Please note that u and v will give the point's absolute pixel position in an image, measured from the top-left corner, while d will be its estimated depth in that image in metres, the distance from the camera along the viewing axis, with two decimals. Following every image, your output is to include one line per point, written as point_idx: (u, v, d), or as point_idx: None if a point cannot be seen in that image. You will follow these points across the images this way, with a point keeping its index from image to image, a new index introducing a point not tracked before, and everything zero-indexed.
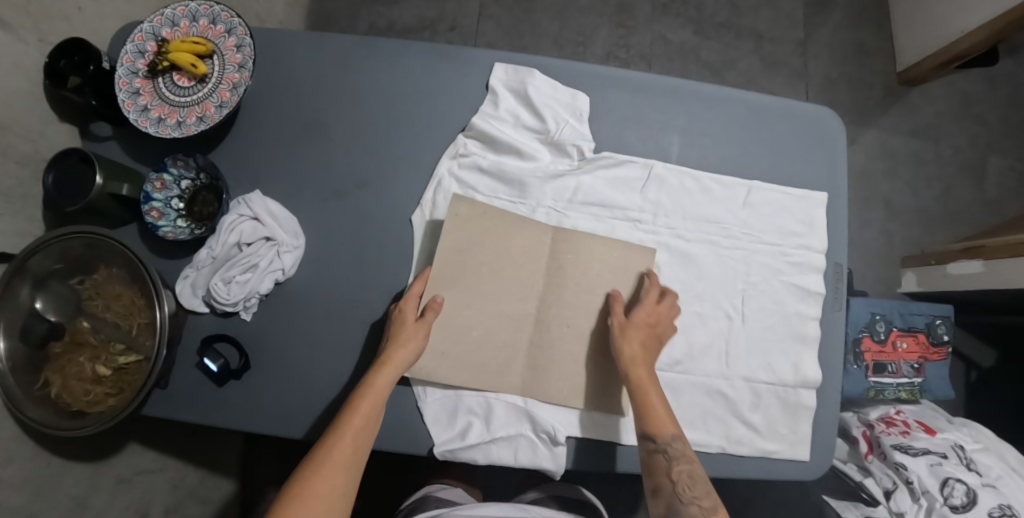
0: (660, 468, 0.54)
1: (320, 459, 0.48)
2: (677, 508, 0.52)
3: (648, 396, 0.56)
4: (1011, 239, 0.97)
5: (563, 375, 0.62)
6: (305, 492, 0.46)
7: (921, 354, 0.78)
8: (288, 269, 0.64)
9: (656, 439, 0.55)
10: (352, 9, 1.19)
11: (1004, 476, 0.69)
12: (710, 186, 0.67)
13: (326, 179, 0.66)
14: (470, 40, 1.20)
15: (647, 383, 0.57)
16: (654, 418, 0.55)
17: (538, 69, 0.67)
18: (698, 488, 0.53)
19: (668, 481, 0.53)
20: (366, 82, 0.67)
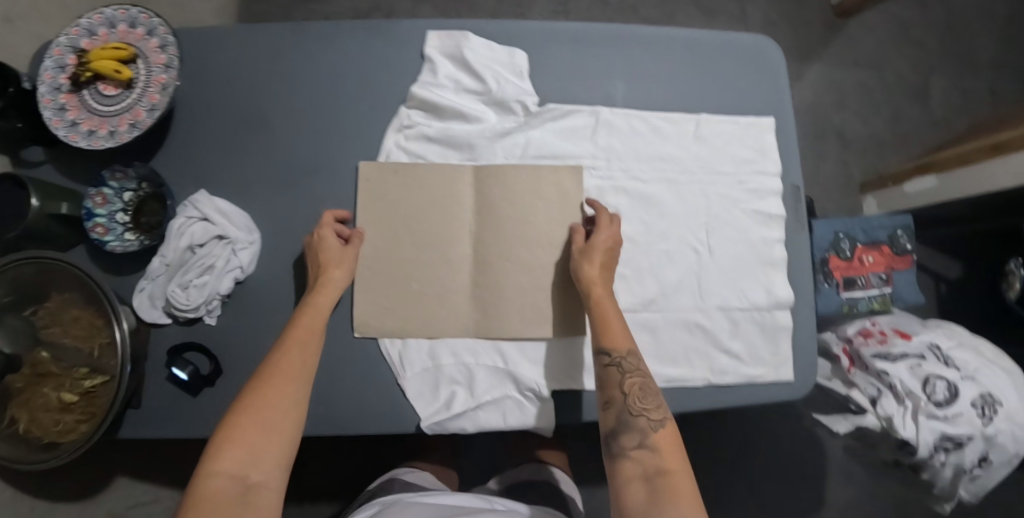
0: (613, 382, 0.53)
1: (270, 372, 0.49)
2: (625, 418, 0.51)
3: (605, 313, 0.56)
4: (961, 151, 1.02)
5: (537, 328, 0.62)
6: (257, 402, 0.47)
7: (888, 265, 0.80)
8: (247, 266, 0.63)
9: (612, 353, 0.54)
10: (284, 9, 1.17)
11: (982, 367, 0.71)
12: (659, 125, 0.68)
13: (273, 171, 0.65)
14: None
15: (605, 303, 0.56)
16: (610, 333, 0.54)
17: (471, 31, 0.67)
18: (648, 400, 0.52)
19: (619, 394, 0.52)
20: (300, 68, 0.66)
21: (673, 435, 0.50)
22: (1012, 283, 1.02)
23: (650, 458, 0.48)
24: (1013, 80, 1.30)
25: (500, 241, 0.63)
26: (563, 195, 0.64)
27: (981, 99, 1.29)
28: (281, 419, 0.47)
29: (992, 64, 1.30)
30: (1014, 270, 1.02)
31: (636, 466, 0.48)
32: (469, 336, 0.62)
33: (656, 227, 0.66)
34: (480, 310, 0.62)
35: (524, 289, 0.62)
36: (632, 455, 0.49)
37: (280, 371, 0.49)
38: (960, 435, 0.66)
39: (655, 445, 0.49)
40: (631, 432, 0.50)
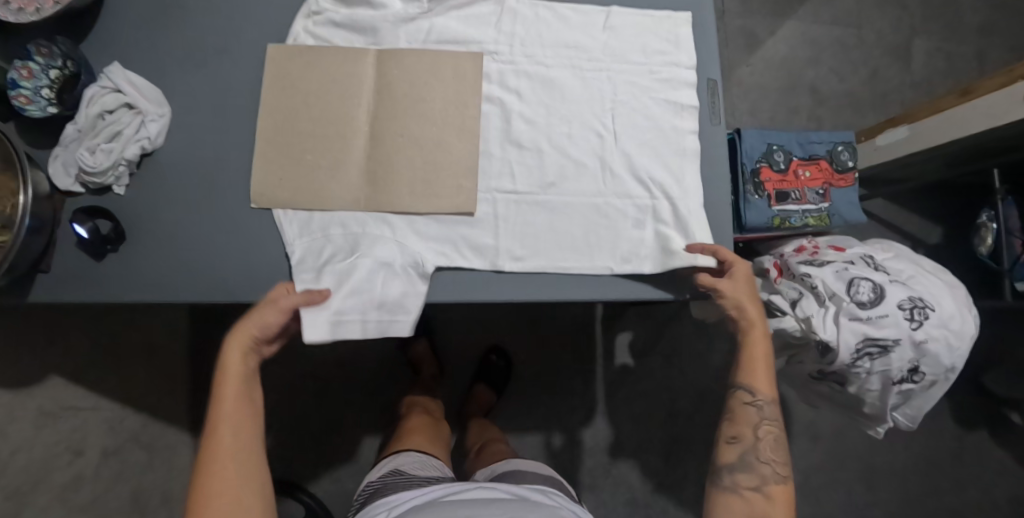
0: (749, 422, 0.62)
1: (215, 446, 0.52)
2: (747, 459, 0.60)
3: (755, 356, 0.62)
4: (936, 102, 1.01)
5: (428, 201, 0.62)
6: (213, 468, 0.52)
7: (825, 181, 0.76)
8: (155, 139, 0.65)
9: (755, 397, 0.62)
10: None
11: (916, 275, 0.65)
12: (566, 14, 0.68)
13: (185, 50, 0.67)
14: None
15: (760, 347, 0.62)
16: (758, 381, 0.62)
17: None
18: (777, 453, 0.61)
19: (752, 435, 0.61)
20: None
21: (788, 491, 0.59)
22: (985, 237, 1.00)
23: (761, 503, 0.58)
24: (997, 48, 1.27)
25: (397, 117, 0.64)
26: (458, 79, 0.65)
27: (966, 63, 1.26)
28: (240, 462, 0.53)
29: (980, 28, 1.27)
30: (986, 223, 1.00)
31: (744, 503, 0.58)
32: (355, 210, 0.62)
33: (557, 109, 0.65)
34: (372, 182, 0.63)
35: (416, 163, 0.63)
36: (745, 493, 0.59)
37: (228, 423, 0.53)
38: (884, 338, 0.60)
39: (770, 494, 0.58)
40: (752, 474, 0.60)
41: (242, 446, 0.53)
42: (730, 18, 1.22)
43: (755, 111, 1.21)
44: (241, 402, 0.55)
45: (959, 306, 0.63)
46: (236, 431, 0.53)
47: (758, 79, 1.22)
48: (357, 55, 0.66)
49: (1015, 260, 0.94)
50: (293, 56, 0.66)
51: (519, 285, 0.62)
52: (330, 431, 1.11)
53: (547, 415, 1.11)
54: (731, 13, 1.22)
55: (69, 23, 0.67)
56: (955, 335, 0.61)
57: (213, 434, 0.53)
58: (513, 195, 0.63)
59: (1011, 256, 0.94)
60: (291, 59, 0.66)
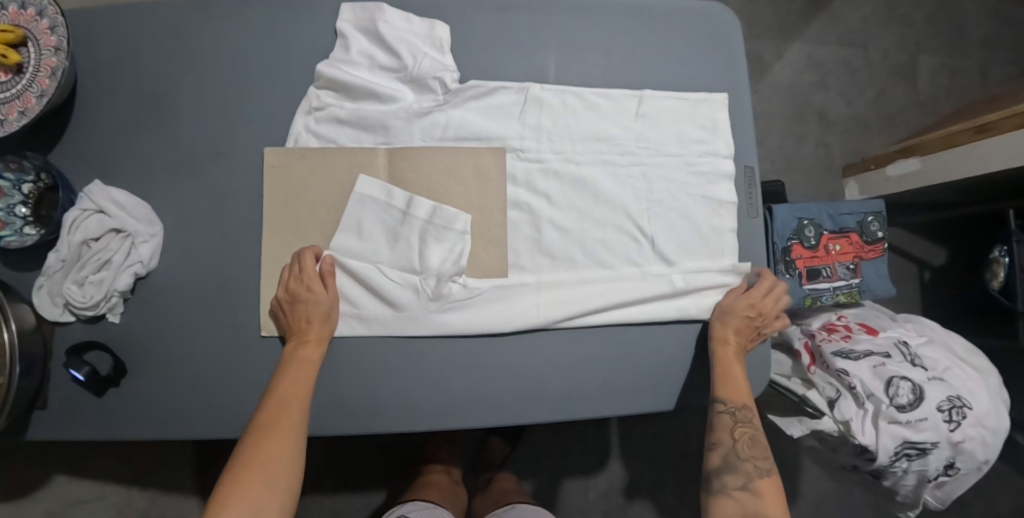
0: (726, 427, 0.57)
1: (262, 435, 0.50)
2: (731, 460, 0.56)
3: (731, 368, 0.58)
4: (946, 133, 0.94)
5: (464, 325, 0.59)
6: (252, 462, 0.49)
7: (856, 254, 0.74)
8: (148, 261, 0.59)
9: (728, 403, 0.57)
10: None
11: (952, 367, 0.65)
12: (594, 101, 0.63)
13: (174, 156, 0.61)
14: None
15: (734, 357, 0.59)
16: (730, 383, 0.57)
17: (388, 3, 0.62)
18: (756, 449, 0.57)
19: (729, 439, 0.57)
20: (202, 45, 0.61)
21: (775, 484, 0.55)
22: (996, 272, 0.92)
23: (751, 502, 0.54)
24: (1005, 63, 1.21)
25: (419, 231, 0.60)
26: (482, 179, 0.60)
27: (971, 80, 1.21)
28: (281, 478, 0.49)
29: (983, 42, 1.22)
30: (998, 257, 0.91)
31: (736, 506, 0.54)
32: (381, 336, 0.59)
33: (589, 211, 0.61)
34: (399, 303, 0.59)
35: (445, 279, 0.59)
36: (734, 494, 0.55)
37: (274, 431, 0.51)
38: (923, 442, 0.60)
39: (758, 490, 0.54)
40: (734, 475, 0.56)
41: (281, 451, 0.50)
42: None
43: (763, 139, 1.17)
44: (293, 418, 0.52)
45: (994, 401, 0.63)
46: (282, 433, 0.51)
47: (765, 105, 1.17)
48: (368, 159, 0.60)
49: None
50: (296, 160, 0.60)
51: (549, 403, 0.59)
52: (340, 491, 1.08)
53: (560, 461, 1.10)
54: None
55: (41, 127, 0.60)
56: (991, 433, 0.62)
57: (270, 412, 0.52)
58: (545, 310, 0.59)
59: None
60: (295, 163, 0.60)
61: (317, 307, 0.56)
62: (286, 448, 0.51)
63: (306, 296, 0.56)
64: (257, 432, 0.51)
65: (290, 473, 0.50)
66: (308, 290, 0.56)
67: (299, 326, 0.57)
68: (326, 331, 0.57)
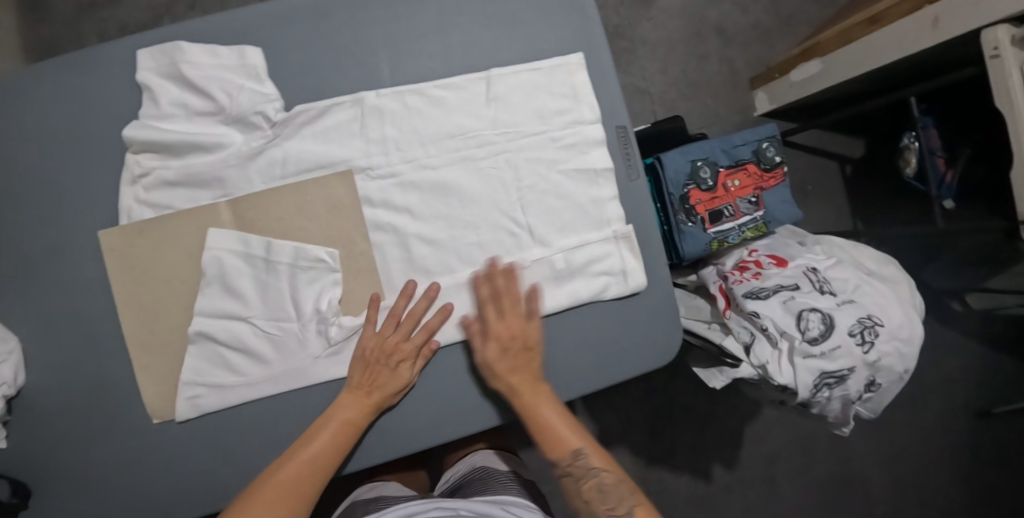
0: (576, 483, 0.55)
1: (280, 486, 0.49)
2: (595, 516, 0.54)
3: (542, 416, 0.55)
4: (843, 28, 0.90)
5: None
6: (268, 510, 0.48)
7: (756, 185, 0.72)
8: (14, 380, 0.55)
9: (561, 461, 0.55)
10: (71, 25, 0.98)
11: (861, 285, 0.65)
12: (438, 96, 0.57)
13: (7, 261, 0.57)
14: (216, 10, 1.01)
15: (541, 405, 0.55)
16: (552, 437, 0.55)
17: (187, 39, 0.56)
18: (610, 500, 0.54)
19: (582, 495, 0.54)
20: (4, 135, 0.56)
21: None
22: (908, 159, 0.89)
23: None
24: None
25: (282, 283, 0.55)
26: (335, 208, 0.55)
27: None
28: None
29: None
30: (909, 143, 0.89)
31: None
32: (269, 394, 0.55)
33: (458, 216, 0.57)
34: (281, 355, 0.55)
35: (325, 321, 0.55)
36: None
37: (295, 484, 0.50)
38: (839, 369, 0.61)
39: None
40: None
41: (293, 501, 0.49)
42: None
43: (667, 68, 1.09)
44: (315, 468, 0.51)
45: (905, 310, 0.64)
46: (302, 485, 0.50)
47: (661, 32, 1.09)
48: (210, 217, 0.55)
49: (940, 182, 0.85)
50: (134, 235, 0.55)
51: (461, 420, 0.57)
52: None
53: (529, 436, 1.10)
54: None
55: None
56: (904, 343, 0.63)
57: (291, 462, 0.50)
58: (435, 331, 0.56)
59: (937, 178, 0.85)
60: (134, 238, 0.55)
61: (390, 381, 0.54)
62: (294, 502, 0.49)
63: (376, 362, 0.54)
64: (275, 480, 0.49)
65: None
66: (391, 360, 0.53)
67: (368, 377, 0.54)
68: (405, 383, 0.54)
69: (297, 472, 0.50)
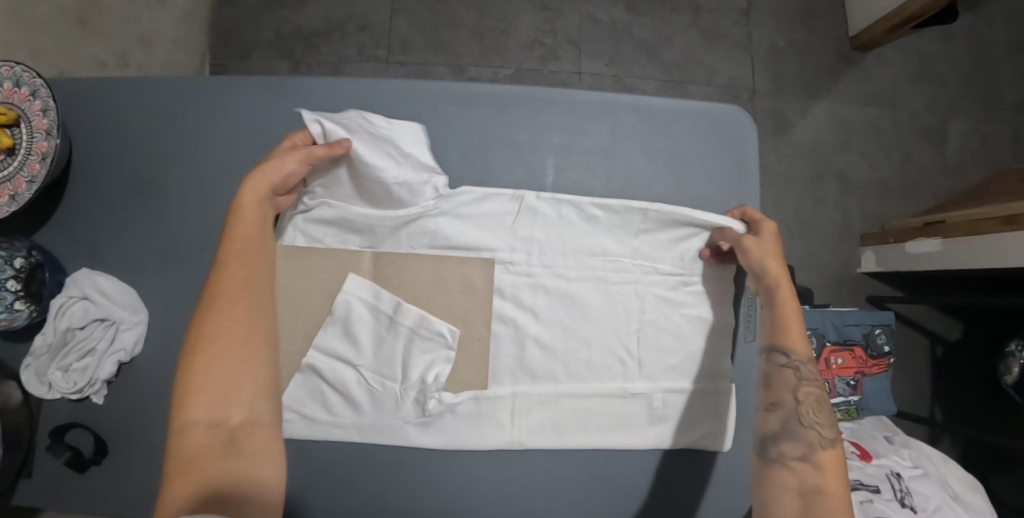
0: (788, 385, 0.49)
1: (199, 335, 0.41)
2: (792, 428, 0.47)
3: (788, 312, 0.51)
4: (972, 216, 0.88)
5: (452, 436, 0.58)
6: (205, 343, 0.40)
7: (858, 369, 0.71)
8: (132, 348, 0.60)
9: (789, 355, 0.50)
10: (255, 19, 1.12)
11: (942, 507, 0.62)
12: (592, 212, 0.60)
13: (165, 243, 0.62)
14: (381, 38, 1.12)
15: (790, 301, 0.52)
16: (793, 334, 0.50)
17: (383, 95, 0.61)
18: (822, 415, 0.48)
19: (791, 399, 0.49)
20: (201, 134, 0.62)
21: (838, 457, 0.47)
22: (1011, 367, 0.88)
23: (813, 477, 0.44)
24: None
25: (399, 342, 0.58)
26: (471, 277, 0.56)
27: (1001, 148, 1.11)
28: (237, 345, 0.41)
29: (1018, 106, 1.11)
30: (1015, 351, 0.88)
31: (795, 479, 0.45)
32: (354, 440, 0.58)
33: (576, 330, 0.59)
34: (376, 410, 0.57)
35: (426, 393, 0.57)
36: (792, 465, 0.46)
37: (224, 292, 0.43)
38: None
39: (820, 464, 0.45)
40: (796, 443, 0.47)
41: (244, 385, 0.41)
42: (759, 99, 1.10)
43: (780, 201, 1.09)
44: (238, 279, 0.44)
45: None
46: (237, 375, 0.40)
47: (784, 167, 1.09)
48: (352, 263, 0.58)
49: None
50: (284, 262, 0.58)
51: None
52: None
53: None
54: (760, 93, 1.11)
55: (36, 208, 0.63)
56: None
57: (217, 272, 0.44)
58: (524, 431, 0.58)
59: None
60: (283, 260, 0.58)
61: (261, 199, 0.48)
62: (241, 324, 0.42)
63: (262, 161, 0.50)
64: (209, 299, 0.42)
65: (260, 375, 0.42)
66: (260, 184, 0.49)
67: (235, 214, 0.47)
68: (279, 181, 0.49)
69: (222, 269, 0.44)
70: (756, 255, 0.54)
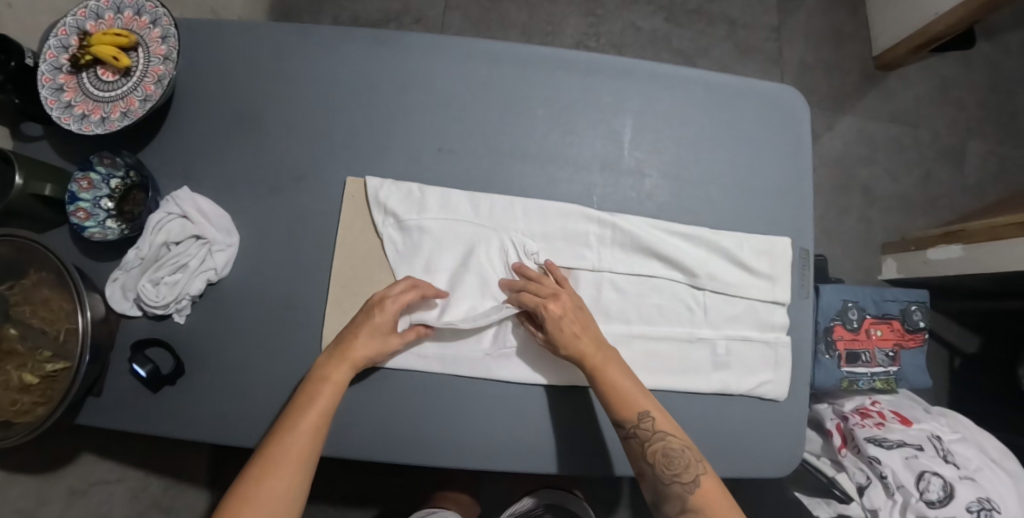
0: (636, 453, 0.55)
1: (272, 456, 0.49)
2: (662, 489, 0.53)
3: (606, 381, 0.55)
4: (994, 224, 0.94)
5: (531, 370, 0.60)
6: (278, 451, 0.49)
7: (896, 341, 0.76)
8: (221, 269, 0.62)
9: (625, 424, 0.55)
10: (316, 5, 1.18)
11: (983, 468, 0.66)
12: (666, 171, 0.65)
13: (260, 173, 0.65)
14: (435, 31, 1.19)
15: (606, 372, 0.55)
16: (618, 402, 0.55)
17: (478, 50, 0.65)
18: (678, 467, 0.53)
19: (647, 466, 0.54)
20: (301, 75, 0.66)
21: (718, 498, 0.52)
22: None
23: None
24: None
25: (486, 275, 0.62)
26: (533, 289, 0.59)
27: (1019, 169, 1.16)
28: (297, 474, 0.49)
29: None
30: None
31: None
32: (434, 369, 0.59)
33: (648, 275, 0.63)
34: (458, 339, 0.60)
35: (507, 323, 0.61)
36: None
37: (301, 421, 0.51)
38: None
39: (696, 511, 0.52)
40: (673, 501, 0.53)
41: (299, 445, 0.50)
42: None
43: None
44: (321, 413, 0.52)
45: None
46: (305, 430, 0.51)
47: None
48: (445, 202, 0.62)
49: None
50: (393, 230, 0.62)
51: (587, 457, 0.60)
52: (348, 507, 0.99)
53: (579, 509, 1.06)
54: None
55: (138, 132, 0.66)
56: None
57: (302, 403, 0.52)
58: None
59: None
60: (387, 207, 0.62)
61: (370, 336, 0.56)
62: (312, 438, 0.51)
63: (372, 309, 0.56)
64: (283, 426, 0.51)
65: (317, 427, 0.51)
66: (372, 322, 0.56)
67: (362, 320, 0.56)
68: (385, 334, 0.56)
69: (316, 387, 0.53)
70: (555, 328, 0.56)
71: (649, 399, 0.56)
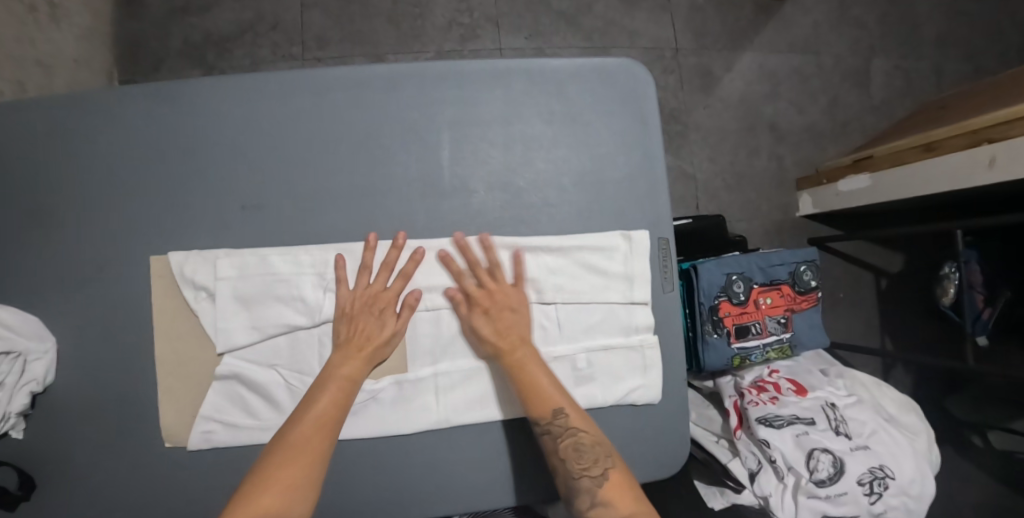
0: (551, 449, 0.54)
1: (291, 444, 0.49)
2: (573, 483, 0.53)
3: (321, 392, 0.53)
4: (893, 147, 0.89)
5: (380, 424, 0.57)
6: (290, 445, 0.49)
7: (787, 307, 0.73)
8: (45, 377, 0.58)
9: (541, 423, 0.54)
10: (163, 28, 1.09)
11: (877, 431, 0.64)
12: (496, 183, 0.60)
13: (64, 264, 0.60)
14: (295, 35, 1.10)
15: (329, 393, 0.53)
16: (534, 400, 0.54)
17: (269, 88, 0.59)
18: (586, 458, 0.53)
19: (559, 462, 0.54)
20: (83, 148, 0.60)
21: (625, 485, 0.53)
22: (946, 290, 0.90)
23: (609, 515, 0.51)
24: (956, 60, 1.14)
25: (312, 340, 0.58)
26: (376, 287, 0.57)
27: (924, 81, 1.13)
28: (304, 475, 0.48)
29: (936, 41, 1.14)
30: (948, 273, 0.90)
31: None
32: None
33: None
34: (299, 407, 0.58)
35: None
36: (593, 514, 0.52)
37: (302, 452, 0.49)
38: (841, 515, 0.60)
39: (609, 501, 0.52)
40: (583, 495, 0.53)
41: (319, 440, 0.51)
42: (684, 56, 1.10)
43: (714, 155, 1.09)
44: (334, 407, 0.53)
45: (919, 466, 0.62)
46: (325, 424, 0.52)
47: (714, 121, 1.09)
48: (253, 274, 0.57)
49: (976, 317, 0.86)
50: (211, 312, 0.58)
51: (456, 496, 0.58)
52: None
53: None
54: (684, 49, 1.10)
55: None
56: (914, 500, 0.61)
57: (317, 397, 0.53)
58: (441, 415, 0.58)
59: (973, 312, 0.85)
60: (199, 283, 0.58)
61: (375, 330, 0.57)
62: (312, 461, 0.49)
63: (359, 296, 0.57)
64: (285, 445, 0.49)
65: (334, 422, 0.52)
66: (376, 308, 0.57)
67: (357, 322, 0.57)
68: (387, 335, 0.57)
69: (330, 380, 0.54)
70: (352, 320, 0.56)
71: (560, 392, 0.56)
